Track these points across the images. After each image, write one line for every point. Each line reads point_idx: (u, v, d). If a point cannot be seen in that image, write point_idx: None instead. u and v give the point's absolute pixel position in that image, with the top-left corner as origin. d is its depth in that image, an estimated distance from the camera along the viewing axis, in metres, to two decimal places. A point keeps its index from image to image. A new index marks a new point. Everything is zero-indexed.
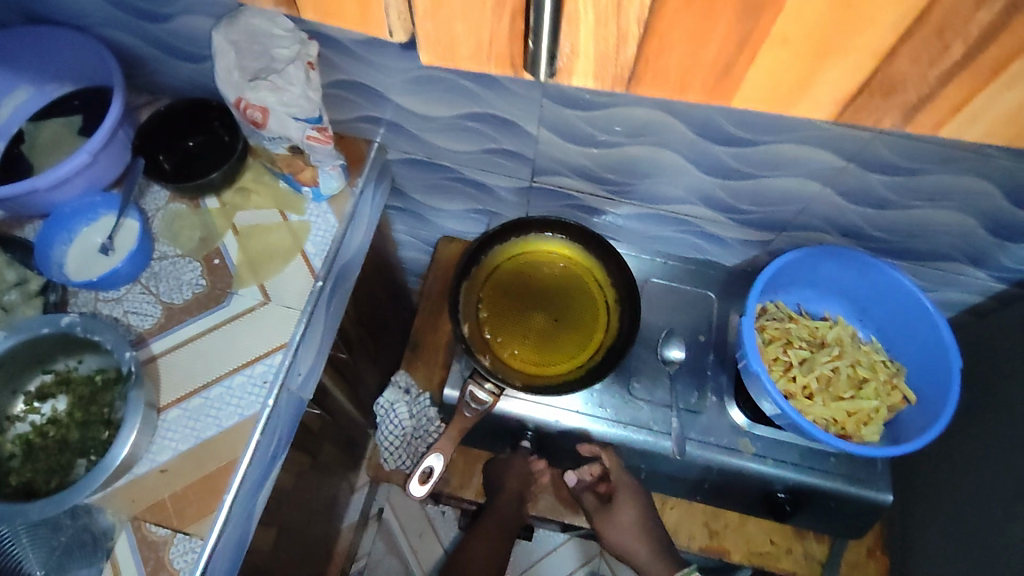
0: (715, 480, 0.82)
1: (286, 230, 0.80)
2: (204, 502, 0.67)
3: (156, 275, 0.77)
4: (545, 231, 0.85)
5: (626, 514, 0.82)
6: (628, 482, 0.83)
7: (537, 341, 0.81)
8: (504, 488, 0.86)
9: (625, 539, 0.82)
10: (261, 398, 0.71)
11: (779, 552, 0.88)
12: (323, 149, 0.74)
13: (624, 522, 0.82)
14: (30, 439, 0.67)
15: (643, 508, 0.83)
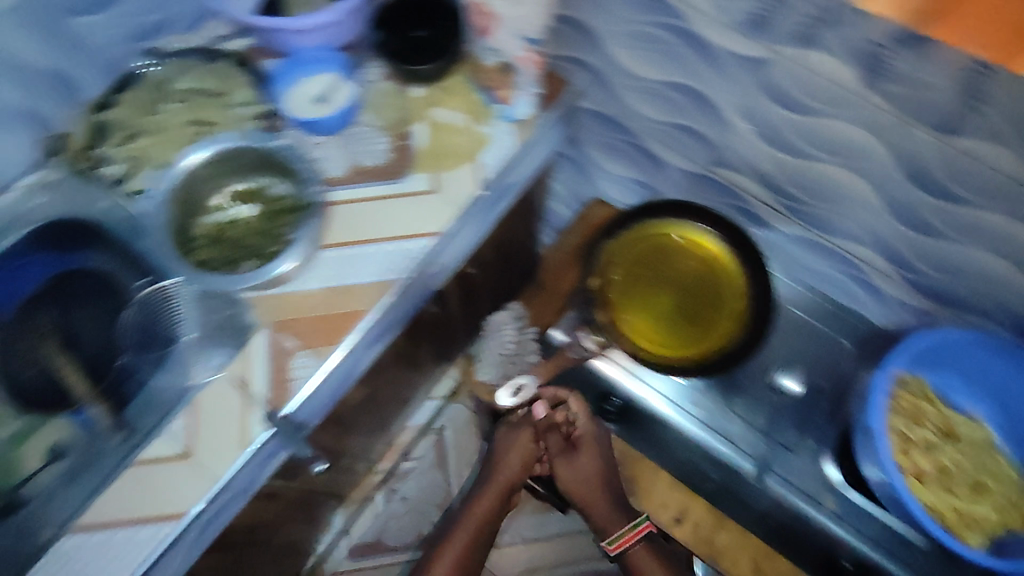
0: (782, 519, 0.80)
1: (469, 135, 0.85)
2: (331, 335, 0.75)
3: (351, 137, 0.85)
4: (701, 223, 0.84)
5: (585, 460, 0.89)
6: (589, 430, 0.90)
7: (653, 318, 0.82)
8: (511, 461, 0.88)
9: (585, 486, 0.88)
10: (403, 270, 0.79)
11: None
12: (529, 72, 0.86)
13: (583, 466, 0.89)
14: (218, 229, 0.79)
15: (601, 449, 0.90)
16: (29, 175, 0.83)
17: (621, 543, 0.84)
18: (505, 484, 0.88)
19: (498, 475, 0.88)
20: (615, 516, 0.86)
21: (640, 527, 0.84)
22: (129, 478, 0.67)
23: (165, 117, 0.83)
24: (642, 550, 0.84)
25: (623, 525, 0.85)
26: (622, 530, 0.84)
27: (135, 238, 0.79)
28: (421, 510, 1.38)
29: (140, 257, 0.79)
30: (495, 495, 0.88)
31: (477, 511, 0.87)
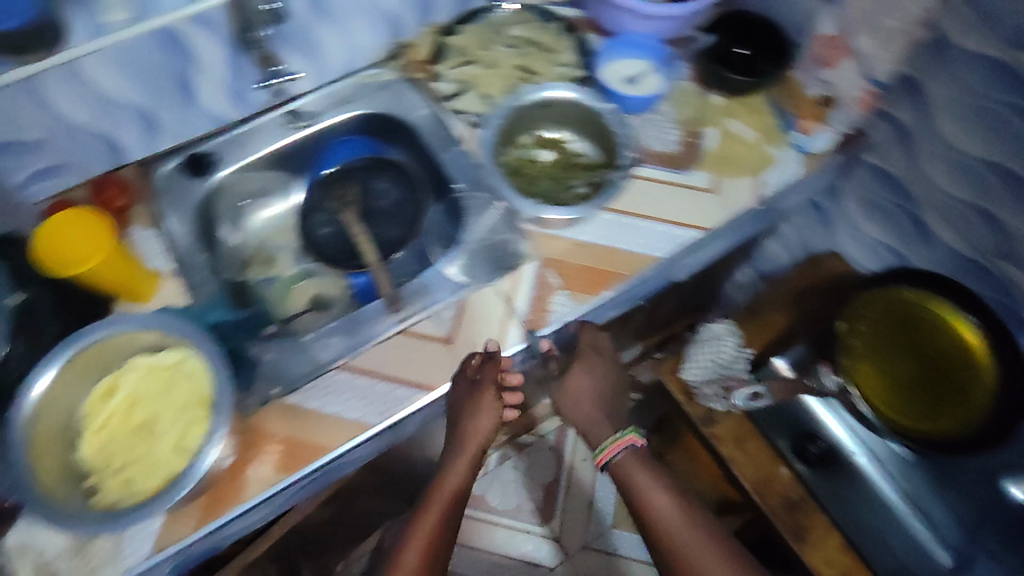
0: None
1: (758, 152, 0.88)
2: (590, 286, 0.79)
3: (647, 122, 0.90)
4: (974, 318, 0.79)
5: (586, 378, 0.82)
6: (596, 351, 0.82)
7: (895, 378, 0.82)
8: (487, 410, 0.75)
9: (585, 409, 0.82)
10: (666, 251, 0.81)
11: None
12: (850, 113, 0.89)
13: (585, 389, 0.82)
14: (520, 163, 0.85)
15: (597, 378, 0.83)
16: (369, 68, 0.94)
17: (606, 453, 0.78)
18: (462, 414, 0.76)
19: (478, 411, 0.75)
20: (605, 429, 0.80)
21: (624, 439, 0.79)
22: (398, 342, 0.76)
23: (500, 57, 0.91)
24: (627, 457, 0.78)
25: (606, 438, 0.79)
26: (602, 442, 0.79)
27: (443, 149, 0.88)
28: (531, 482, 1.46)
29: (442, 164, 0.88)
30: (478, 434, 0.77)
31: (465, 449, 0.77)
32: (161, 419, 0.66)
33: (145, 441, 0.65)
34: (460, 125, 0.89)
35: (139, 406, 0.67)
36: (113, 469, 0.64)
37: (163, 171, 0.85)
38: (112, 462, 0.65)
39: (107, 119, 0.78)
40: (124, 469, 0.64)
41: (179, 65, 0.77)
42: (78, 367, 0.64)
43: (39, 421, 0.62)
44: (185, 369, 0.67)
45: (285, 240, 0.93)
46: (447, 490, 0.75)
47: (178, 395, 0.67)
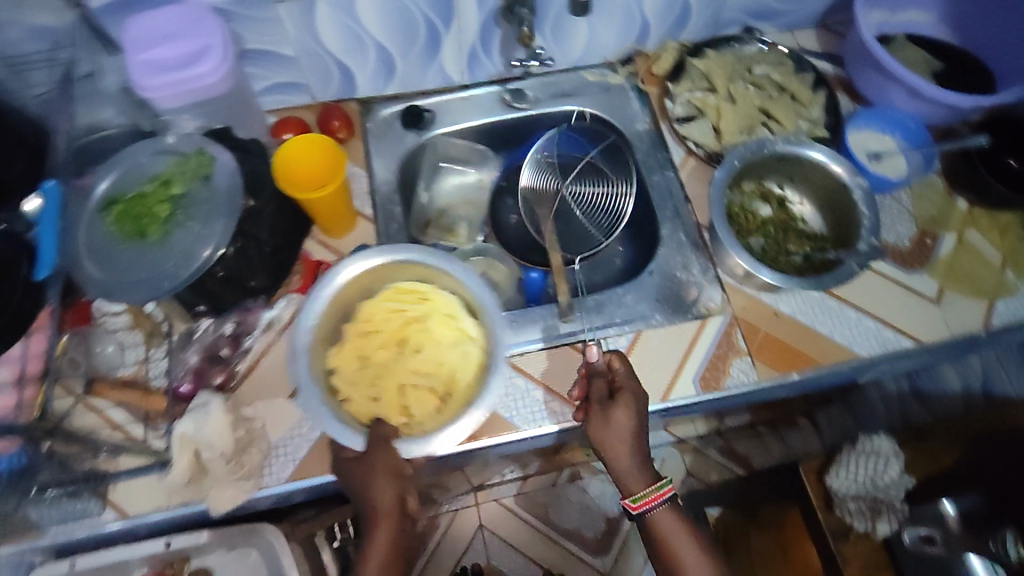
0: None
1: (996, 275, 0.81)
2: (779, 361, 0.74)
3: (882, 207, 0.83)
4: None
5: (625, 417, 0.64)
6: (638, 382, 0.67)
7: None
8: (381, 461, 0.57)
9: (615, 446, 0.63)
10: (872, 351, 0.75)
11: None
12: None
13: (619, 426, 0.64)
14: (738, 209, 0.80)
15: (642, 407, 0.65)
16: (599, 67, 0.92)
17: (644, 502, 0.62)
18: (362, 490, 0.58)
19: (377, 467, 0.57)
20: (641, 471, 0.63)
21: (667, 488, 0.63)
22: (560, 355, 0.73)
23: (741, 91, 0.85)
24: (667, 512, 0.63)
25: (646, 484, 0.63)
26: (647, 487, 0.63)
27: (650, 172, 0.85)
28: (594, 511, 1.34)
29: (645, 189, 0.85)
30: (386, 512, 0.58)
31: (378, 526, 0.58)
32: (414, 366, 0.65)
33: (386, 362, 0.65)
34: (680, 151, 0.85)
35: (422, 337, 0.66)
36: (354, 364, 0.64)
37: (381, 114, 0.86)
38: (353, 359, 0.64)
39: (353, 53, 0.80)
40: (356, 369, 0.64)
41: (437, 20, 0.78)
42: (409, 264, 0.67)
43: (365, 273, 0.65)
44: (467, 351, 0.65)
45: (468, 213, 0.94)
46: (378, 553, 0.58)
47: (444, 360, 0.65)
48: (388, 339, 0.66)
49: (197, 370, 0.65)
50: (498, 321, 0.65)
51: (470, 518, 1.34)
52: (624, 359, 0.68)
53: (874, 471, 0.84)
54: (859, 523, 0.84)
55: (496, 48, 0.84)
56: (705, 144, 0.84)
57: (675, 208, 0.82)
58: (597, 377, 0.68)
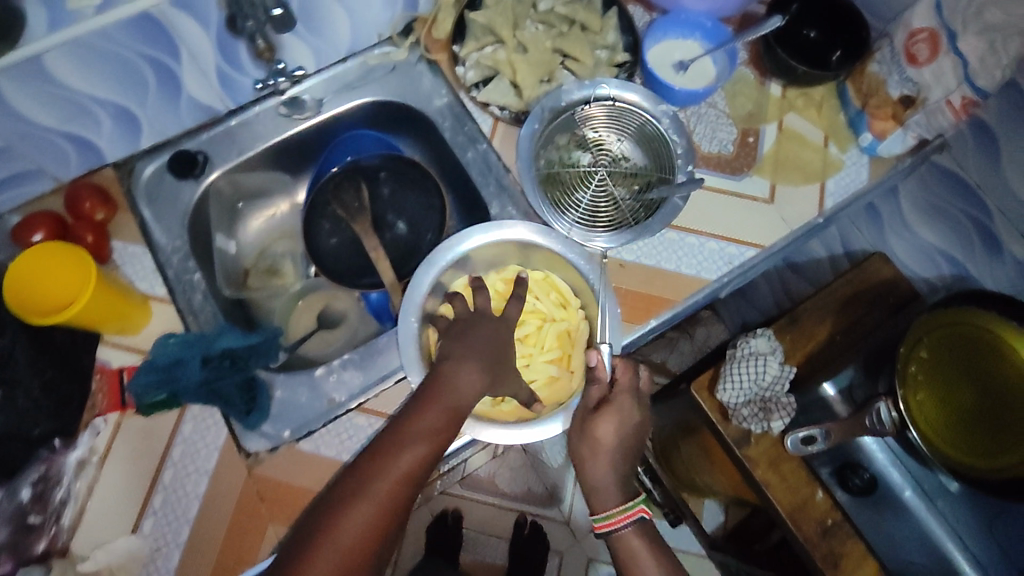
0: None
1: (821, 154, 0.80)
2: (635, 312, 0.72)
3: (699, 117, 0.80)
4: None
5: (608, 430, 0.61)
6: (632, 399, 0.63)
7: (964, 415, 0.76)
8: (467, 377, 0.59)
9: (590, 456, 0.61)
10: (720, 272, 0.74)
11: None
12: (942, 119, 0.76)
13: (601, 436, 0.61)
14: (553, 167, 0.74)
15: (628, 423, 0.62)
16: (378, 47, 0.80)
17: (609, 518, 0.60)
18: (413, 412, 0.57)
19: (457, 381, 0.59)
20: (611, 487, 0.61)
21: (635, 510, 0.61)
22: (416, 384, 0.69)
23: (531, 37, 0.77)
24: (632, 536, 0.60)
25: (613, 503, 0.61)
26: (612, 508, 0.60)
27: (462, 150, 0.78)
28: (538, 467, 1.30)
29: (462, 169, 0.78)
30: (422, 442, 0.56)
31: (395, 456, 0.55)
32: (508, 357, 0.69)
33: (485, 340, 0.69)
34: (487, 118, 0.78)
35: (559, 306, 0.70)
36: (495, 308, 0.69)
37: (145, 172, 0.74)
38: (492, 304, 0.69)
39: (78, 120, 0.67)
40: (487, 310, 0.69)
41: (160, 53, 0.65)
42: (554, 256, 0.68)
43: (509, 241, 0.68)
44: (546, 369, 0.69)
45: (288, 247, 0.85)
46: (388, 481, 0.54)
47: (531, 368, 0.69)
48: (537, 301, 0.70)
49: (10, 545, 0.60)
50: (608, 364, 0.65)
51: (420, 514, 1.26)
52: (627, 366, 0.64)
53: (756, 376, 0.83)
54: (754, 426, 0.83)
55: (248, 62, 0.71)
56: (509, 106, 0.77)
57: (498, 182, 0.76)
58: (592, 386, 0.63)
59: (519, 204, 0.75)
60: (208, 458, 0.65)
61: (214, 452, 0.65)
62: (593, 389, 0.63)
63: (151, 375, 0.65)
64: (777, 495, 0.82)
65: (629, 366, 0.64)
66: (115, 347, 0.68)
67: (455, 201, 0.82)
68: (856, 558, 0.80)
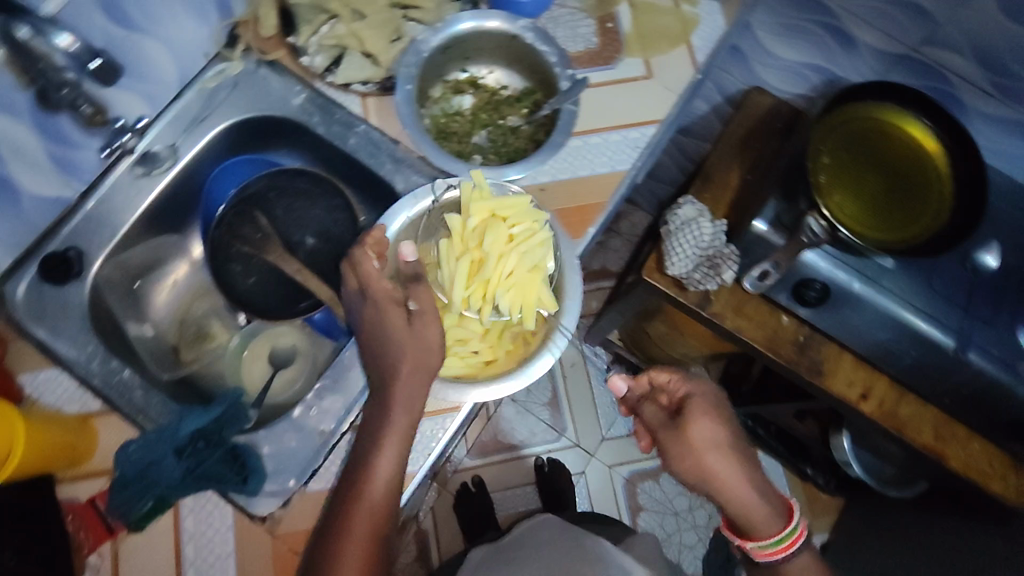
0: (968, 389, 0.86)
1: (677, 15, 0.82)
2: (571, 230, 0.72)
3: (555, 21, 0.81)
4: (922, 118, 0.85)
5: (705, 428, 0.64)
6: (699, 395, 0.67)
7: (881, 201, 0.84)
8: (389, 452, 0.57)
9: (714, 468, 0.63)
10: (631, 160, 0.76)
11: (949, 443, 0.84)
12: None
13: (701, 436, 0.64)
14: (441, 119, 0.74)
15: (714, 419, 0.65)
16: (210, 67, 0.73)
17: (784, 543, 0.64)
18: (366, 446, 0.57)
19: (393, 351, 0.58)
20: (764, 509, 0.63)
21: (798, 529, 0.64)
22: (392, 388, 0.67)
23: None
24: (800, 553, 0.65)
25: (780, 529, 0.64)
26: (784, 534, 0.63)
27: (342, 138, 0.74)
28: (534, 407, 1.33)
29: (350, 158, 0.74)
30: (383, 469, 0.56)
31: (363, 500, 0.55)
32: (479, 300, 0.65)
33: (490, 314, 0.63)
34: (353, 99, 0.74)
35: (541, 248, 0.63)
36: (464, 274, 0.62)
37: (18, 291, 0.65)
38: (467, 262, 0.62)
39: None
40: (464, 275, 0.62)
41: None
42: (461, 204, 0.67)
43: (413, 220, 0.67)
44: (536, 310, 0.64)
45: (208, 305, 0.79)
46: (360, 525, 0.55)
47: (523, 312, 0.63)
48: (511, 258, 0.62)
49: None
50: (573, 311, 0.65)
51: (443, 499, 1.26)
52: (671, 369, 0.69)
53: (695, 239, 0.87)
54: (707, 284, 0.87)
55: (80, 135, 0.64)
56: (370, 78, 0.73)
57: (393, 158, 0.73)
58: (648, 402, 0.69)
59: (422, 170, 0.73)
60: (225, 541, 0.62)
61: (229, 533, 0.62)
62: (655, 404, 0.68)
63: (128, 490, 0.60)
64: (750, 335, 0.88)
65: (682, 372, 0.69)
66: (71, 479, 0.62)
67: (358, 193, 0.78)
68: (837, 358, 0.87)
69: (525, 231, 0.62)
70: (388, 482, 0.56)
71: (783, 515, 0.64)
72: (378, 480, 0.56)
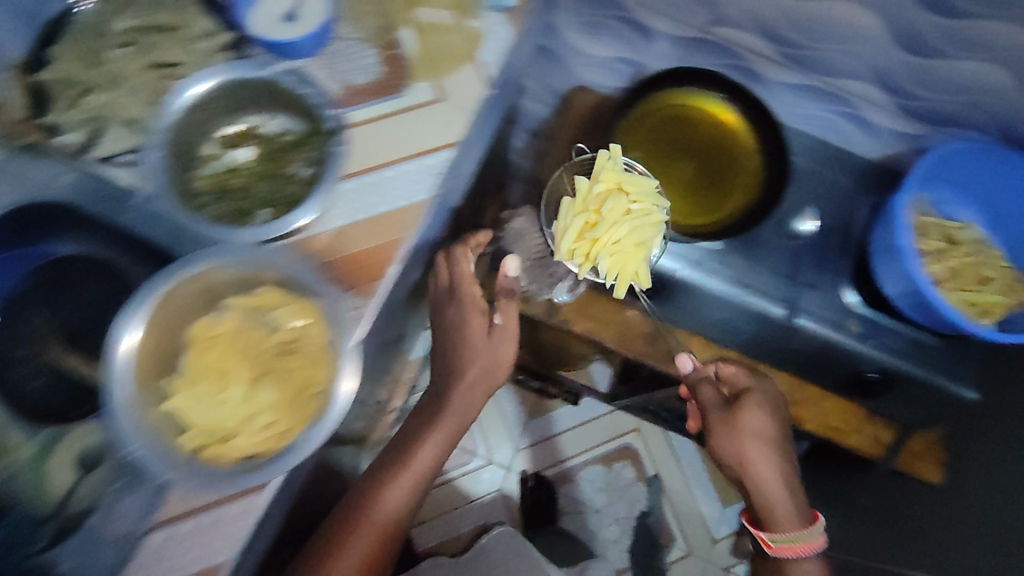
0: (814, 352, 0.88)
1: (463, 33, 0.80)
2: (373, 271, 0.71)
3: (334, 55, 0.77)
4: (715, 90, 0.85)
5: (754, 418, 0.72)
6: (759, 391, 0.75)
7: (688, 186, 0.86)
8: (401, 482, 0.71)
9: (744, 448, 0.71)
10: (429, 188, 0.74)
11: (808, 407, 0.85)
12: None
13: (752, 425, 0.72)
14: (218, 179, 0.70)
15: (766, 422, 0.73)
16: None
17: (782, 541, 0.70)
18: (377, 485, 0.70)
19: None
20: (787, 505, 0.70)
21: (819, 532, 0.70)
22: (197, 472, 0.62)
23: (120, 61, 0.72)
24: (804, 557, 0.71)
25: (801, 527, 0.70)
26: (800, 534, 0.69)
27: (118, 215, 0.69)
28: None
29: (129, 234, 0.70)
30: (392, 503, 0.70)
31: (369, 521, 0.69)
32: (257, 386, 0.63)
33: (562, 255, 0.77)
34: (124, 172, 0.70)
35: (654, 230, 0.75)
36: (577, 229, 0.75)
37: None
38: (581, 220, 0.75)
39: None
40: (574, 230, 0.75)
41: None
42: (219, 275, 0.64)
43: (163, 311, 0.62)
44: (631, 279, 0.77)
45: None
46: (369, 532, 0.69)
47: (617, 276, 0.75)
48: (622, 227, 0.74)
49: None
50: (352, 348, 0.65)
51: None
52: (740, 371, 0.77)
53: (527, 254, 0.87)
54: (543, 293, 0.87)
55: None
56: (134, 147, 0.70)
57: (177, 226, 0.69)
58: (706, 384, 0.78)
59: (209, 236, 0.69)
60: None
61: None
62: (712, 386, 0.76)
63: None
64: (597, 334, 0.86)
65: (748, 371, 0.78)
66: None
67: None
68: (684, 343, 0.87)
69: (643, 210, 0.75)
70: (391, 513, 0.70)
71: (807, 515, 0.71)
72: (387, 511, 0.70)
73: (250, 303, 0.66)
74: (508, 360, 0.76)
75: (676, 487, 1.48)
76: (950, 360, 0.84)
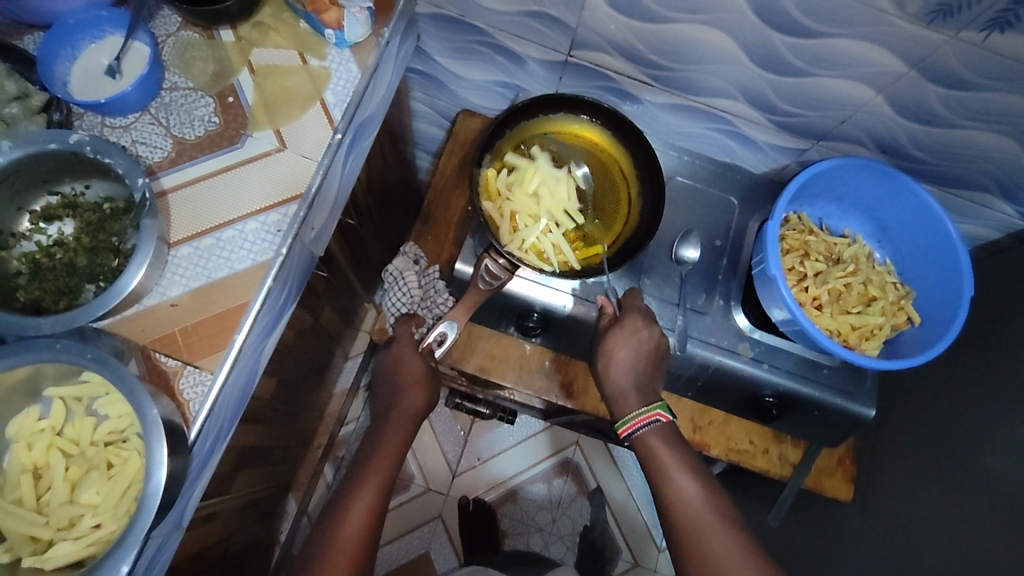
0: (709, 377, 0.85)
1: (305, 73, 0.75)
2: (215, 341, 0.67)
3: (166, 107, 0.72)
4: (586, 115, 0.81)
5: (616, 343, 0.77)
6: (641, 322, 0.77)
7: None
8: (363, 493, 0.69)
9: (606, 367, 0.77)
10: (273, 245, 0.70)
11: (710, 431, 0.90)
12: None
13: (615, 353, 0.77)
14: (38, 255, 0.66)
15: (639, 342, 0.77)
16: None
17: (633, 425, 0.74)
18: (340, 505, 0.68)
19: None
20: (634, 397, 0.76)
21: (654, 413, 0.74)
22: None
23: None
24: (653, 434, 0.73)
25: (642, 420, 0.74)
26: (632, 412, 0.75)
27: None
28: None
29: None
30: (356, 513, 0.67)
31: (339, 536, 0.66)
32: (78, 488, 0.62)
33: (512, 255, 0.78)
34: None
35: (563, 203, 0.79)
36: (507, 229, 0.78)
37: None
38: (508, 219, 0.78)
39: None
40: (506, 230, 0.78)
41: None
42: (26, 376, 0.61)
43: None
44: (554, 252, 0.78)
45: None
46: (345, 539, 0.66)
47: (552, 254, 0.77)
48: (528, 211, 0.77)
49: None
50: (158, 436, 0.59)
51: None
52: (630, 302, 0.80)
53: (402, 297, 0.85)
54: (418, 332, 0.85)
55: None
56: None
57: None
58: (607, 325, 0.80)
59: None
60: None
61: None
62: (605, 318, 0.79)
63: None
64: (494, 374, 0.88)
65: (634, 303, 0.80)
66: None
67: None
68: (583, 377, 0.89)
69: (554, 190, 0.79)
70: (359, 524, 0.67)
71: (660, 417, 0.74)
72: (352, 524, 0.67)
73: (65, 392, 0.62)
74: (418, 406, 0.80)
75: (617, 495, 1.46)
76: (845, 379, 0.81)
